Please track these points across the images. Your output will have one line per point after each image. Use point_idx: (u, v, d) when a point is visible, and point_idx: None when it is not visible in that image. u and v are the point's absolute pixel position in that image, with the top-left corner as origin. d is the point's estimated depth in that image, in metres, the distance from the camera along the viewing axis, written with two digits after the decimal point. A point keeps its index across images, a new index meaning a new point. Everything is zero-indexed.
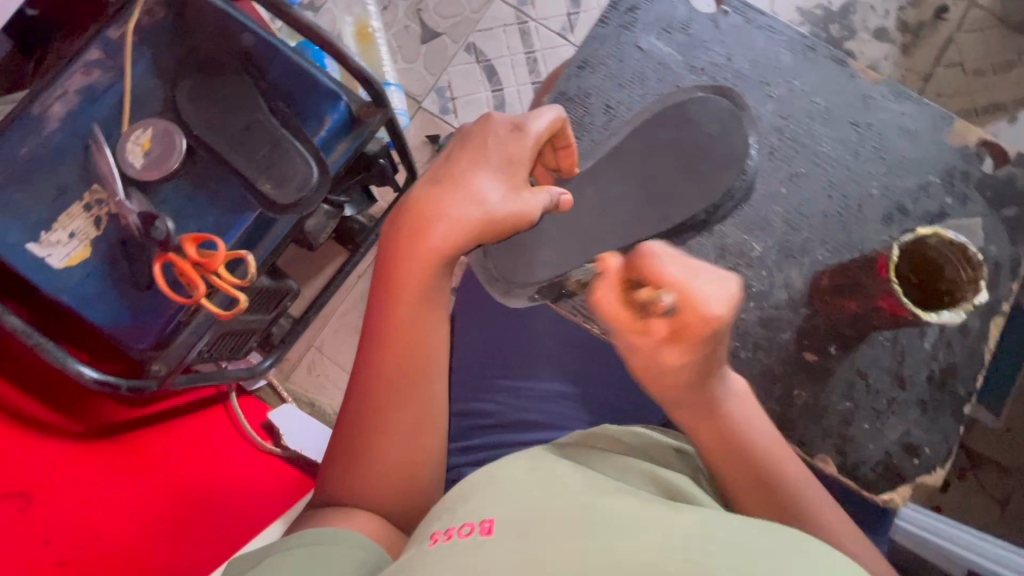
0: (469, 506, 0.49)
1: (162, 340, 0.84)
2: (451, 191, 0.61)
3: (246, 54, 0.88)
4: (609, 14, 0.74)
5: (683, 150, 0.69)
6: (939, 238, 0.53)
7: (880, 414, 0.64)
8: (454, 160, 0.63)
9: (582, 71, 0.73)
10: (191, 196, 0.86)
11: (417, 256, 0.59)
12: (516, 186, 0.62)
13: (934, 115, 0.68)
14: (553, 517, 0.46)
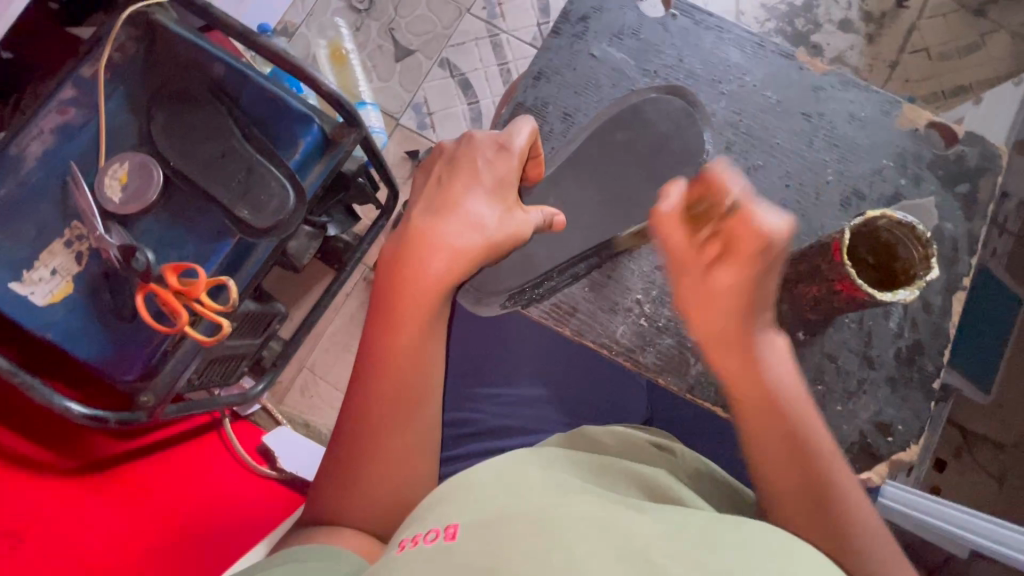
0: (436, 512, 0.49)
1: (149, 370, 0.85)
2: (449, 217, 0.62)
3: (216, 83, 0.90)
4: (560, 26, 0.74)
5: (640, 150, 0.70)
6: (888, 219, 0.53)
7: (852, 395, 0.64)
8: (446, 185, 0.65)
9: (539, 82, 0.73)
10: (170, 226, 0.87)
11: (416, 282, 0.60)
12: (508, 207, 0.64)
13: (880, 101, 0.69)
14: (512, 516, 0.46)
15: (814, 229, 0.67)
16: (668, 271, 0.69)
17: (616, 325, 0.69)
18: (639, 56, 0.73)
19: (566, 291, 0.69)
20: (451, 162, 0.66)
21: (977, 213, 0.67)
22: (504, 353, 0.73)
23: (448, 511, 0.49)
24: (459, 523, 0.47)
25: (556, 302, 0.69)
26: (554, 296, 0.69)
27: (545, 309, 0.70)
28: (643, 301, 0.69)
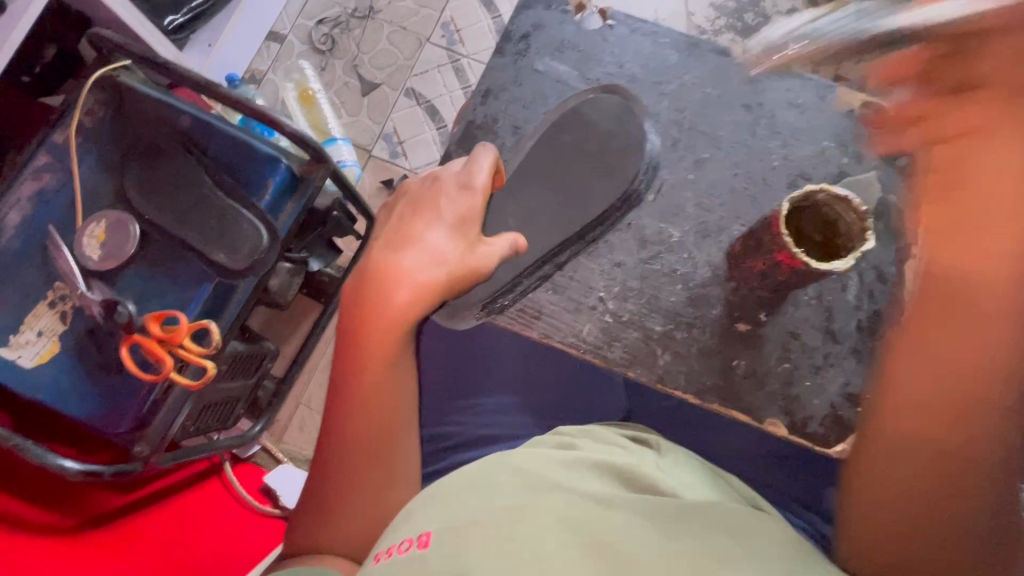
0: (411, 523, 0.51)
1: (141, 422, 0.85)
2: (414, 253, 0.63)
3: (184, 135, 0.92)
4: (503, 45, 0.74)
5: (586, 150, 0.68)
6: (829, 195, 0.55)
7: (819, 369, 0.61)
8: (407, 221, 0.66)
9: (487, 99, 0.73)
10: (150, 276, 0.89)
11: (383, 315, 0.62)
12: (470, 244, 0.65)
13: (814, 87, 0.69)
14: (482, 518, 0.47)
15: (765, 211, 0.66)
16: (628, 268, 0.67)
17: (582, 325, 0.66)
18: (579, 65, 0.73)
19: (530, 295, 0.68)
20: (413, 199, 0.67)
21: None
22: (475, 367, 0.73)
23: (424, 519, 0.51)
24: (430, 531, 0.48)
25: (522, 306, 0.68)
26: (518, 300, 0.68)
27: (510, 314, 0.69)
28: (605, 299, 0.66)
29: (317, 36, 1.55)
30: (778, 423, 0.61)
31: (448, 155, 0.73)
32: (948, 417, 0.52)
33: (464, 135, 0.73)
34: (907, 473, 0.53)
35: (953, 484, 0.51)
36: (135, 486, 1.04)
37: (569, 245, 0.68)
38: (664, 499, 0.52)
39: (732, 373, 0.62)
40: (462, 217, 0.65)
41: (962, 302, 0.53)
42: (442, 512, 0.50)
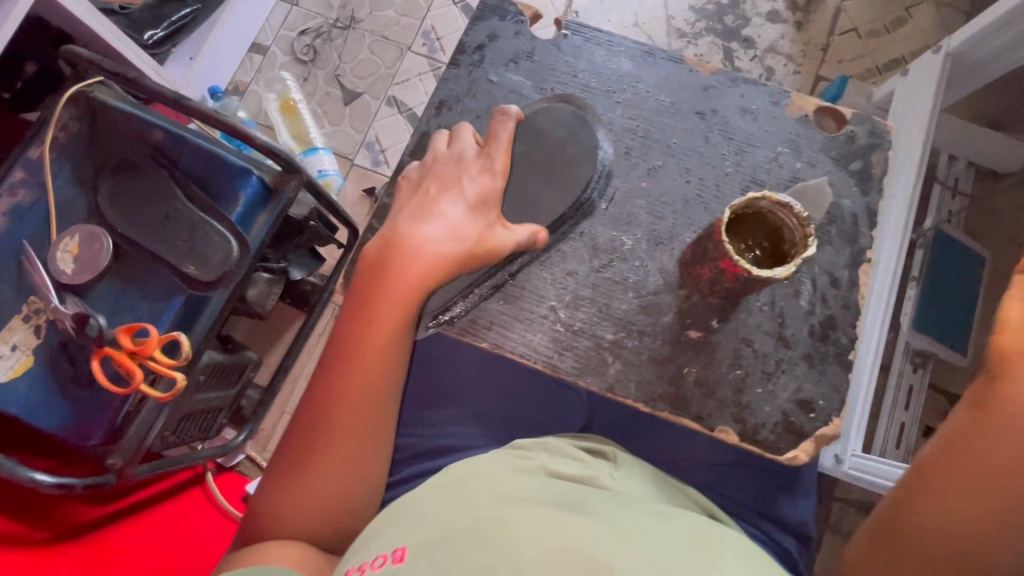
0: (382, 538, 0.54)
1: (113, 434, 0.87)
2: (431, 228, 0.62)
3: (157, 149, 0.93)
4: (458, 56, 0.74)
5: (536, 159, 0.66)
6: (768, 202, 0.55)
7: (770, 375, 0.61)
8: (426, 195, 0.64)
9: (441, 111, 0.73)
10: (123, 290, 0.90)
11: (390, 289, 0.62)
12: (489, 223, 0.63)
13: (767, 93, 0.70)
14: (456, 533, 0.50)
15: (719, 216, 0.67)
16: (579, 277, 0.65)
17: (533, 337, 0.64)
18: (534, 75, 0.73)
19: (480, 306, 0.65)
20: (443, 169, 0.65)
21: (874, 188, 0.67)
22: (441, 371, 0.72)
23: (400, 533, 0.53)
24: (406, 546, 0.51)
25: (472, 317, 0.65)
26: (470, 312, 0.65)
27: (459, 326, 0.65)
28: (557, 308, 0.64)
29: (299, 47, 1.56)
30: (728, 430, 0.60)
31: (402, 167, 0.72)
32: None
33: (417, 147, 0.72)
34: (958, 492, 0.53)
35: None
36: (114, 497, 1.05)
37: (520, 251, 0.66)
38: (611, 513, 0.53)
39: (681, 381, 0.62)
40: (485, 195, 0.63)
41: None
42: (418, 528, 0.53)
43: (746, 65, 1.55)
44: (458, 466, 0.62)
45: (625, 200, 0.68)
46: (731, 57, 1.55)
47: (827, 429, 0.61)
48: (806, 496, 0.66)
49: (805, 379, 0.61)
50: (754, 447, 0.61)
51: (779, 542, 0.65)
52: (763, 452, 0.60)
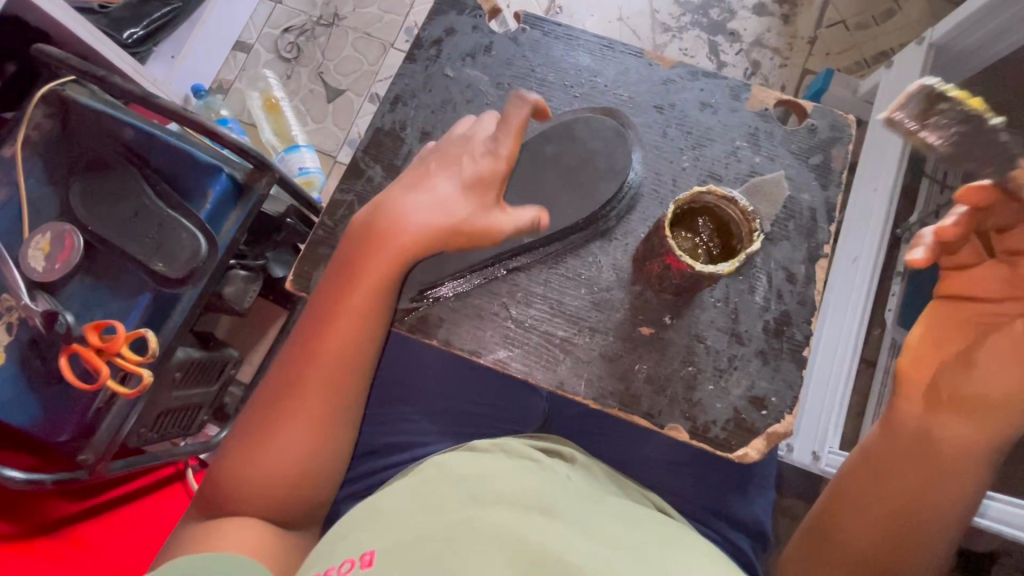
0: (350, 542, 0.52)
1: (84, 429, 0.88)
2: (423, 203, 0.61)
3: (128, 147, 0.94)
4: (415, 51, 0.74)
5: None
6: (716, 199, 0.57)
7: (722, 373, 0.61)
8: (425, 170, 0.63)
9: (397, 107, 0.73)
10: (95, 287, 0.90)
11: (377, 256, 0.61)
12: (486, 203, 0.61)
13: (727, 87, 0.72)
14: (432, 533, 0.49)
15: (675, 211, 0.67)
16: (533, 272, 0.65)
17: (485, 334, 0.64)
18: (490, 70, 0.73)
19: (431, 303, 0.65)
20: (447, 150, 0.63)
21: (833, 181, 0.69)
22: (400, 366, 0.72)
23: (368, 537, 0.51)
24: (377, 549, 0.49)
25: (423, 314, 0.65)
26: (420, 309, 0.65)
27: (410, 322, 0.65)
28: (509, 305, 0.64)
29: (283, 45, 1.56)
30: (678, 428, 0.60)
31: (355, 165, 0.71)
32: (930, 489, 0.61)
33: (371, 144, 0.72)
34: (870, 520, 0.63)
35: (920, 527, 0.61)
36: (92, 491, 1.05)
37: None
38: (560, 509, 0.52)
39: (632, 379, 0.62)
40: (482, 173, 0.61)
41: (989, 421, 0.59)
42: (391, 528, 0.51)
43: (732, 59, 1.52)
44: (418, 467, 0.61)
45: (582, 191, 0.65)
46: (718, 51, 1.52)
47: (778, 426, 0.60)
48: (761, 492, 0.66)
49: (753, 374, 0.61)
50: (705, 445, 0.60)
51: (734, 541, 0.64)
52: (713, 450, 0.59)
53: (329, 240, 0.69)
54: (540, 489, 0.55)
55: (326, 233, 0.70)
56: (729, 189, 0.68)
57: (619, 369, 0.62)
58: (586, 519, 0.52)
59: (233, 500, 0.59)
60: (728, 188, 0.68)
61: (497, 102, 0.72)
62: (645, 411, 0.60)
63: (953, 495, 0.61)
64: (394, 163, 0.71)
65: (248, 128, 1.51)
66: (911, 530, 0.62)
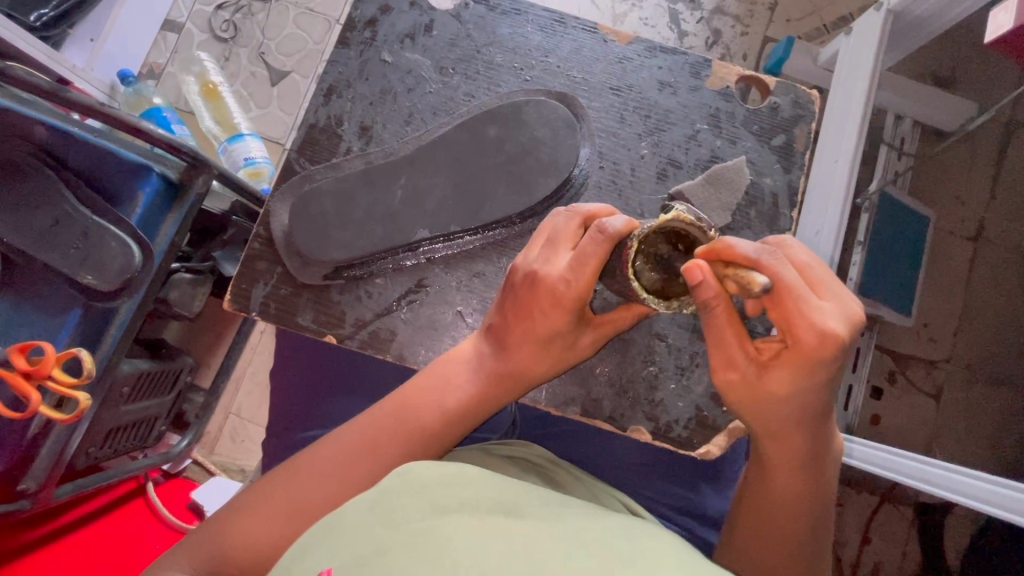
0: (308, 559, 0.42)
1: (20, 458, 0.81)
2: (541, 343, 0.55)
3: (39, 147, 0.83)
4: (348, 35, 0.68)
5: (453, 151, 0.62)
6: (684, 223, 0.51)
7: (684, 371, 0.62)
8: (529, 323, 0.54)
9: (331, 99, 0.67)
10: (17, 306, 0.83)
11: (495, 376, 0.56)
12: (578, 314, 0.54)
13: (686, 64, 0.69)
14: (396, 542, 0.40)
15: (633, 209, 0.66)
16: (487, 279, 0.64)
17: (442, 345, 0.62)
18: (432, 53, 0.68)
19: (382, 317, 0.62)
20: (554, 299, 0.53)
21: (795, 164, 0.68)
22: (361, 382, 0.70)
23: (327, 548, 0.42)
24: (334, 567, 0.40)
25: (375, 329, 0.62)
26: (371, 323, 0.62)
27: (362, 338, 0.63)
28: (464, 313, 0.62)
29: (217, 23, 1.44)
30: (640, 429, 0.61)
31: (288, 165, 0.65)
32: (777, 491, 0.55)
33: (306, 142, 0.66)
34: (752, 530, 0.57)
35: (790, 526, 0.56)
36: (42, 517, 1.01)
37: (420, 249, 0.63)
38: (523, 509, 0.45)
39: (592, 381, 0.62)
40: (585, 312, 0.54)
41: (783, 439, 0.52)
42: (351, 538, 0.43)
43: (693, 28, 1.48)
44: None
45: (531, 188, 0.62)
46: (678, 20, 1.48)
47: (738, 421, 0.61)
48: (727, 480, 0.67)
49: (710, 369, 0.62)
50: (669, 444, 0.61)
51: (703, 533, 0.65)
52: (675, 449, 0.61)
53: (266, 253, 0.64)
54: (513, 487, 0.49)
55: (264, 244, 0.64)
56: (690, 176, 0.66)
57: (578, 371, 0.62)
58: (580, 511, 0.47)
59: (231, 564, 0.50)
60: (689, 175, 0.66)
61: (441, 89, 0.67)
62: (605, 416, 0.60)
63: (792, 493, 0.55)
64: (331, 161, 0.65)
65: (185, 117, 1.40)
66: (784, 530, 0.56)
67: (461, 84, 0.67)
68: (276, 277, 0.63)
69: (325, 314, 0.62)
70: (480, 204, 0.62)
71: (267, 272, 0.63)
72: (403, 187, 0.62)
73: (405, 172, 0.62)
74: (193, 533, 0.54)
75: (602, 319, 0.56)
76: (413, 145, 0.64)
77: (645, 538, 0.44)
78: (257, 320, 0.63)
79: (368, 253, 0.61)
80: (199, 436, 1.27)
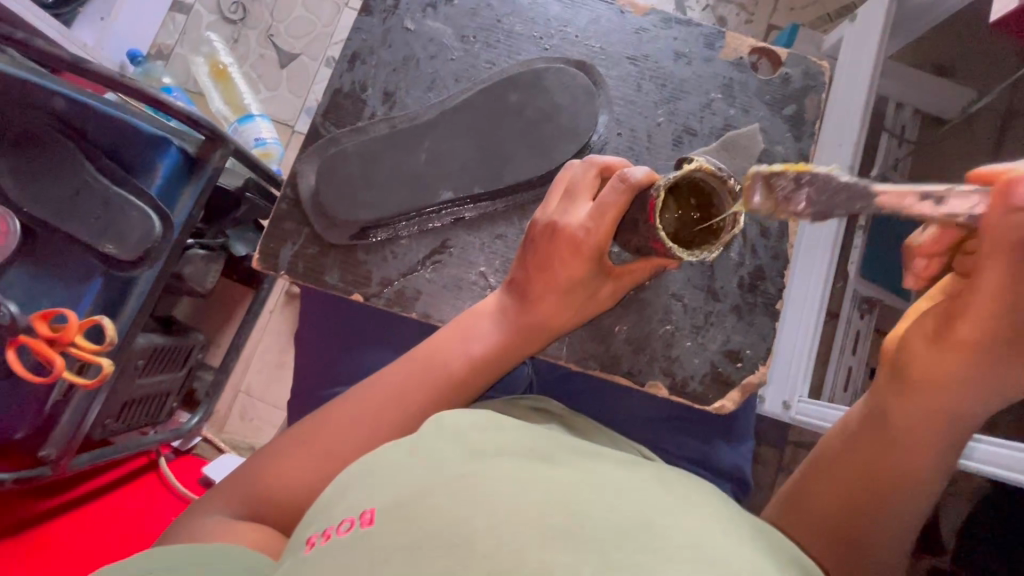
0: (348, 497, 0.46)
1: (41, 425, 0.83)
2: (564, 289, 0.58)
3: (59, 118, 0.84)
4: (371, 3, 0.73)
5: (477, 115, 0.67)
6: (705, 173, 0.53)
7: (699, 330, 0.67)
8: (551, 271, 0.58)
9: (355, 65, 0.72)
10: (37, 274, 0.84)
11: (521, 322, 0.59)
12: (598, 260, 0.57)
13: (701, 35, 0.72)
14: (437, 488, 0.43)
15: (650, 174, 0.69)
16: (508, 240, 0.69)
17: (462, 303, 0.68)
18: (454, 21, 0.73)
19: (408, 277, 0.68)
20: (574, 245, 0.56)
21: (806, 132, 0.70)
22: (387, 343, 0.73)
23: (367, 489, 0.45)
24: (376, 507, 0.43)
25: (400, 288, 0.68)
26: (397, 281, 0.68)
27: (388, 297, 0.69)
28: (487, 273, 0.68)
29: (225, 5, 1.44)
30: (657, 384, 0.67)
31: (315, 129, 0.71)
32: (896, 456, 0.57)
33: (330, 107, 0.71)
34: (842, 488, 0.58)
35: (886, 496, 0.57)
36: (58, 488, 1.02)
37: (445, 211, 0.68)
38: (556, 458, 0.48)
39: (612, 340, 0.67)
40: (604, 261, 0.58)
41: (959, 400, 0.54)
42: (386, 482, 0.45)
43: (698, 15, 1.50)
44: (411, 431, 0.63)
45: (550, 152, 0.67)
46: (683, 7, 1.50)
47: (752, 377, 0.67)
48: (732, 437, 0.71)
49: (715, 327, 0.67)
50: (682, 398, 0.67)
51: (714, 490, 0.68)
52: (688, 402, 0.66)
53: (293, 213, 0.70)
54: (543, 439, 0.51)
55: (290, 205, 0.70)
56: (705, 144, 0.69)
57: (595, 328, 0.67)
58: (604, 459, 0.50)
59: (262, 504, 0.54)
60: (704, 143, 0.69)
61: (463, 56, 0.72)
62: (624, 371, 0.66)
63: (911, 461, 0.56)
64: (356, 124, 0.71)
65: (194, 97, 1.40)
66: (884, 496, 0.57)
67: (482, 52, 0.72)
68: (303, 238, 0.69)
69: (352, 274, 0.68)
70: (503, 167, 0.67)
71: (293, 233, 0.69)
72: (427, 149, 0.67)
73: (429, 135, 0.67)
74: (232, 473, 0.59)
75: (622, 270, 0.59)
76: (435, 109, 0.69)
77: (663, 482, 0.47)
78: (286, 278, 0.69)
79: (392, 212, 0.67)
80: (210, 414, 1.28)
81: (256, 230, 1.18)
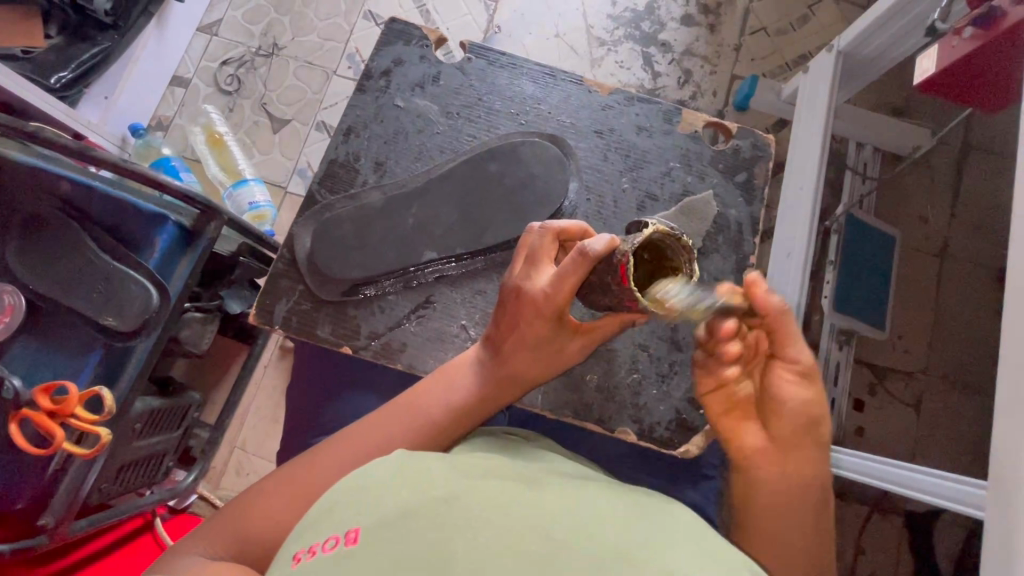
0: (336, 513, 0.48)
1: (43, 494, 0.86)
2: (529, 347, 0.63)
3: (65, 201, 0.90)
4: (365, 83, 0.80)
5: (463, 184, 0.74)
6: (659, 234, 0.58)
7: (664, 378, 0.75)
8: (517, 333, 0.62)
9: (349, 138, 0.79)
10: (40, 349, 0.88)
11: (492, 376, 0.64)
12: (561, 321, 0.62)
13: (660, 112, 0.80)
14: (418, 509, 0.46)
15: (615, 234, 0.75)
16: (487, 295, 0.74)
17: (446, 355, 0.73)
18: (439, 99, 0.80)
19: (394, 329, 0.73)
20: (536, 309, 0.61)
21: (756, 198, 0.78)
22: (370, 397, 0.77)
23: (351, 510, 0.47)
24: (364, 524, 0.45)
25: (387, 339, 0.73)
26: (385, 334, 0.73)
27: (375, 348, 0.74)
28: (468, 326, 0.73)
29: (221, 78, 1.54)
30: (627, 431, 0.74)
31: (312, 196, 0.77)
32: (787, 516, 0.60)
33: (327, 174, 0.77)
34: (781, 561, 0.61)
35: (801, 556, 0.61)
36: (54, 554, 1.03)
37: (430, 268, 0.74)
38: (541, 483, 0.52)
39: (582, 387, 0.74)
40: (567, 319, 0.62)
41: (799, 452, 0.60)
42: (377, 502, 0.47)
43: (665, 69, 1.59)
44: None
45: (524, 217, 0.73)
46: (651, 62, 1.59)
47: None
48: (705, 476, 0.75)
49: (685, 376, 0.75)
50: (652, 442, 0.74)
51: None
52: (658, 446, 0.73)
53: (291, 272, 0.75)
54: (528, 468, 0.55)
55: (287, 265, 0.75)
56: (666, 208, 0.77)
57: (569, 377, 0.74)
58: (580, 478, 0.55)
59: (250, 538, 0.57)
60: (665, 207, 0.77)
61: (447, 130, 0.79)
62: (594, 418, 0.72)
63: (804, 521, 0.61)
64: (349, 191, 0.77)
65: (192, 165, 1.49)
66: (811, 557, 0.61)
67: (464, 126, 0.79)
68: (298, 293, 0.74)
69: (343, 326, 0.73)
70: (483, 229, 0.73)
71: (290, 289, 0.74)
72: (414, 215, 0.74)
73: (417, 203, 0.74)
74: (214, 520, 0.60)
75: (588, 327, 0.64)
76: (423, 176, 0.76)
77: (645, 505, 0.51)
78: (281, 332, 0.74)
79: (377, 270, 0.73)
80: (205, 471, 1.30)
81: (251, 288, 1.25)
